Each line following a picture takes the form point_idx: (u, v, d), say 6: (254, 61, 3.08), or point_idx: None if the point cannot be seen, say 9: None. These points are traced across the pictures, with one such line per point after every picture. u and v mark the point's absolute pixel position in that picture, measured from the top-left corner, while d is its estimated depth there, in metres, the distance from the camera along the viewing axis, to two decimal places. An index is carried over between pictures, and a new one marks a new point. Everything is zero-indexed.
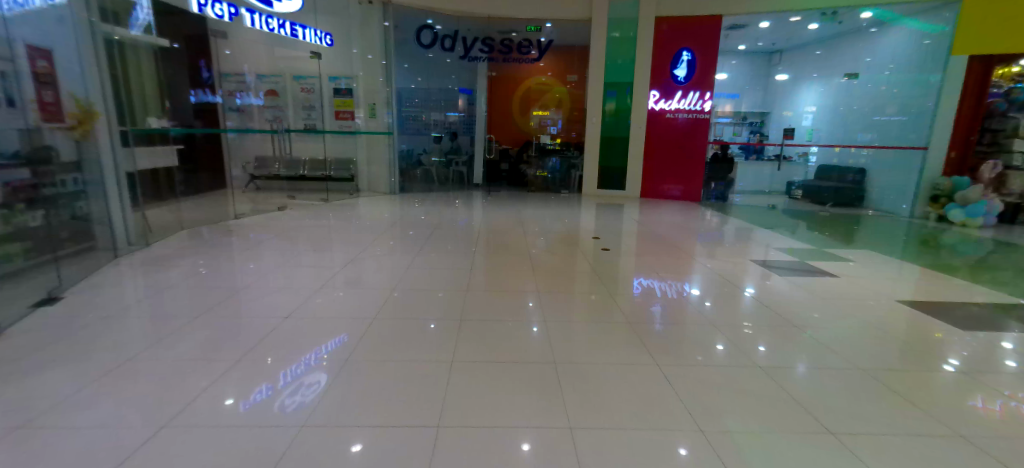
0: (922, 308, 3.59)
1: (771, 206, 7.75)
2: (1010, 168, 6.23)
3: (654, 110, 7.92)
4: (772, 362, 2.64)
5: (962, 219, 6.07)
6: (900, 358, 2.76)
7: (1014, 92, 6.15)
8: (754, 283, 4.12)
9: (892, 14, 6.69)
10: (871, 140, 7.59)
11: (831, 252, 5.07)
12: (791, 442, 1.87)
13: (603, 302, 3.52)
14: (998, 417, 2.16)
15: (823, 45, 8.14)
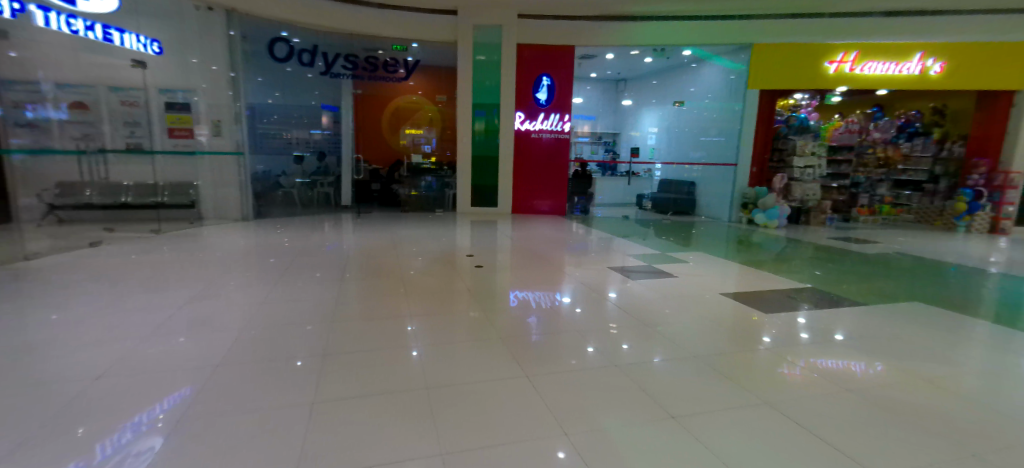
0: (740, 298, 4.31)
1: (625, 216, 8.72)
2: (794, 180, 7.82)
3: (520, 130, 8.36)
4: (633, 359, 2.92)
5: (764, 221, 7.52)
6: (727, 343, 3.27)
7: (792, 119, 7.80)
8: (616, 288, 4.56)
9: (706, 53, 8.00)
10: (700, 158, 8.86)
11: (673, 255, 5.85)
12: (643, 432, 2.07)
13: (482, 319, 3.57)
14: (792, 382, 2.66)
15: (657, 76, 9.42)
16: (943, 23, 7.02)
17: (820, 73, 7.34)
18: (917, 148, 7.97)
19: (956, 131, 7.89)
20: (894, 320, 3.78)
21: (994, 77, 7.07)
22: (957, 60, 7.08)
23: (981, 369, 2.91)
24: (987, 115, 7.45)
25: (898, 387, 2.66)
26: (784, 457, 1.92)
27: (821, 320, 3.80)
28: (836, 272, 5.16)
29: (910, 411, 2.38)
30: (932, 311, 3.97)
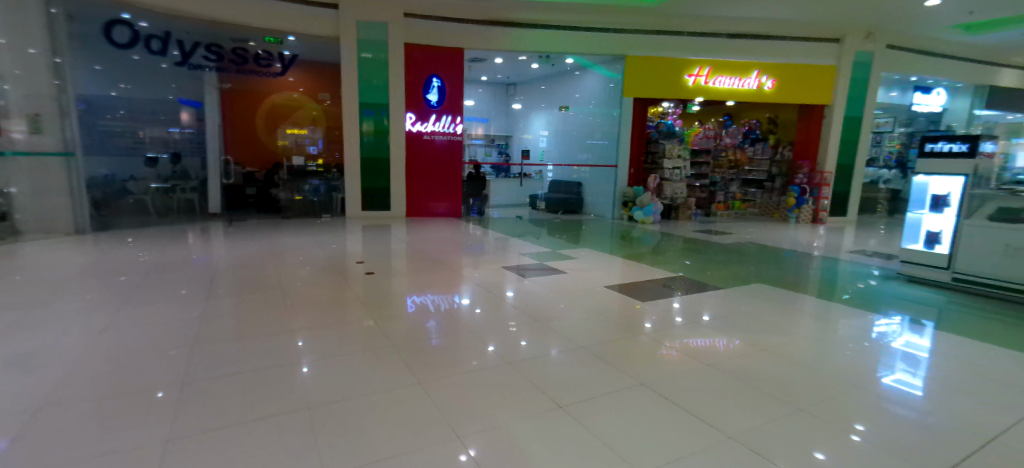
0: (623, 289, 4.67)
1: (519, 216, 8.98)
2: (665, 180, 8.65)
3: (412, 131, 8.18)
4: (531, 354, 3.02)
5: (642, 218, 8.29)
6: (611, 331, 3.53)
7: (661, 125, 8.72)
8: (514, 286, 4.67)
9: (587, 62, 8.57)
10: (586, 160, 9.47)
11: (563, 252, 6.17)
12: (535, 424, 2.15)
13: (377, 328, 3.41)
14: (667, 362, 2.96)
15: (547, 81, 9.91)
16: (772, 46, 8.29)
17: (681, 84, 8.24)
18: (758, 152, 9.34)
19: (785, 138, 9.34)
20: (745, 300, 4.39)
21: (810, 94, 8.47)
22: (783, 77, 8.39)
23: (808, 337, 3.50)
24: (806, 124, 8.92)
25: (748, 358, 3.09)
26: (657, 432, 2.12)
27: (690, 303, 4.28)
28: (702, 261, 5.84)
29: (755, 378, 2.77)
30: (772, 291, 4.68)
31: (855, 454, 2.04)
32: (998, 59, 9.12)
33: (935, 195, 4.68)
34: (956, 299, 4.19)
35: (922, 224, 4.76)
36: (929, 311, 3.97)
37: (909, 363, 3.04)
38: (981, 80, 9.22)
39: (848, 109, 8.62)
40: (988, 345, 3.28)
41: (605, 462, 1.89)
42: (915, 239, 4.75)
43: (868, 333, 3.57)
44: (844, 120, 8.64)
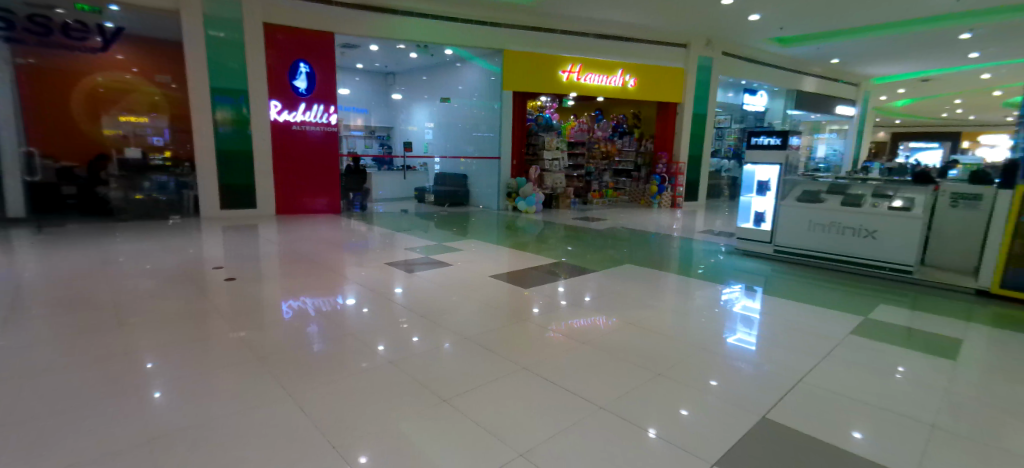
0: (509, 278, 4.81)
1: (404, 210, 8.75)
2: (546, 171, 9.11)
3: (278, 121, 7.45)
4: (419, 349, 2.98)
5: (525, 207, 8.63)
6: (497, 320, 3.61)
7: (540, 118, 9.13)
8: (402, 283, 4.52)
9: (467, 54, 8.59)
10: (472, 152, 9.35)
11: (449, 244, 6.15)
12: (419, 421, 2.13)
13: (244, 339, 3.08)
14: (553, 345, 3.12)
15: (429, 71, 9.70)
16: (632, 48, 9.11)
17: (556, 80, 8.66)
18: (626, 144, 10.26)
19: (647, 132, 10.53)
20: (617, 280, 4.80)
21: (665, 92, 9.46)
22: (643, 76, 9.27)
23: (668, 309, 3.95)
24: (663, 120, 9.91)
25: (620, 333, 3.38)
26: (537, 413, 2.23)
27: (573, 287, 4.57)
28: (582, 247, 6.25)
29: (624, 351, 3.04)
30: (640, 270, 5.18)
31: (701, 407, 2.35)
32: (803, 68, 11.08)
33: (759, 181, 5.60)
34: (777, 268, 5.04)
35: (751, 205, 5.70)
36: (758, 279, 4.73)
37: (745, 323, 3.60)
38: (790, 85, 11.10)
39: (695, 106, 9.80)
40: (799, 303, 4.02)
41: (487, 449, 1.93)
42: (747, 218, 5.70)
43: (714, 301, 4.14)
44: (692, 116, 9.81)
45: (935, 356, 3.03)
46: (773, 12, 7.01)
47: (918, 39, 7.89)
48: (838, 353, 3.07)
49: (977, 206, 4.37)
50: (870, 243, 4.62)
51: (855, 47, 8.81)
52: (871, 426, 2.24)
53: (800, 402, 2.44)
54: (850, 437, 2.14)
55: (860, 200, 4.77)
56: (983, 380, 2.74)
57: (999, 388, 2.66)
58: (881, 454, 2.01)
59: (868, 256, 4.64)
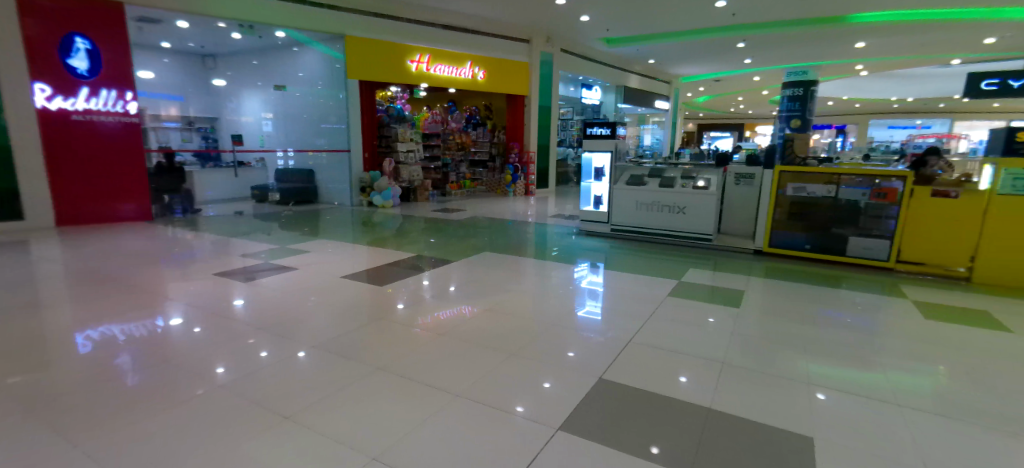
0: (367, 276, 4.59)
1: (238, 212, 7.75)
2: (401, 163, 8.87)
3: (50, 110, 5.94)
4: (260, 365, 2.67)
5: (381, 202, 8.28)
6: (353, 321, 3.43)
7: (391, 109, 8.86)
8: (243, 294, 4.01)
9: (304, 38, 7.85)
10: (323, 145, 8.65)
11: (293, 247, 5.61)
12: (259, 446, 1.92)
13: (16, 385, 2.43)
14: (417, 340, 3.08)
15: (260, 56, 8.59)
16: (479, 41, 9.33)
17: (404, 69, 8.44)
18: (479, 136, 10.43)
19: (499, 123, 10.96)
20: (477, 268, 4.91)
21: (513, 85, 9.89)
22: (491, 69, 9.56)
23: (526, 291, 4.19)
24: (512, 112, 10.40)
25: (484, 320, 3.47)
26: (392, 412, 2.18)
27: (437, 278, 4.56)
28: (444, 238, 6.25)
29: (486, 336, 3.15)
30: (497, 257, 5.37)
31: (555, 378, 2.56)
32: (627, 66, 12.54)
33: (596, 168, 6.14)
34: (614, 244, 5.67)
35: (591, 189, 6.22)
36: (599, 255, 5.27)
37: (590, 297, 3.99)
38: (617, 81, 12.44)
39: (541, 99, 10.43)
40: (632, 274, 4.59)
41: (338, 461, 1.83)
42: (588, 202, 6.23)
43: (565, 279, 4.52)
44: (539, 109, 10.43)
45: (729, 306, 3.74)
46: (599, 14, 7.78)
47: (710, 45, 9.49)
48: (659, 312, 3.61)
49: (751, 183, 5.51)
50: (682, 218, 5.47)
51: (666, 50, 10.25)
52: (687, 371, 2.67)
53: (634, 359, 2.81)
54: (673, 383, 2.53)
55: (673, 182, 5.60)
56: (760, 320, 3.47)
57: (771, 325, 3.40)
58: (694, 393, 2.43)
59: (681, 229, 5.49)
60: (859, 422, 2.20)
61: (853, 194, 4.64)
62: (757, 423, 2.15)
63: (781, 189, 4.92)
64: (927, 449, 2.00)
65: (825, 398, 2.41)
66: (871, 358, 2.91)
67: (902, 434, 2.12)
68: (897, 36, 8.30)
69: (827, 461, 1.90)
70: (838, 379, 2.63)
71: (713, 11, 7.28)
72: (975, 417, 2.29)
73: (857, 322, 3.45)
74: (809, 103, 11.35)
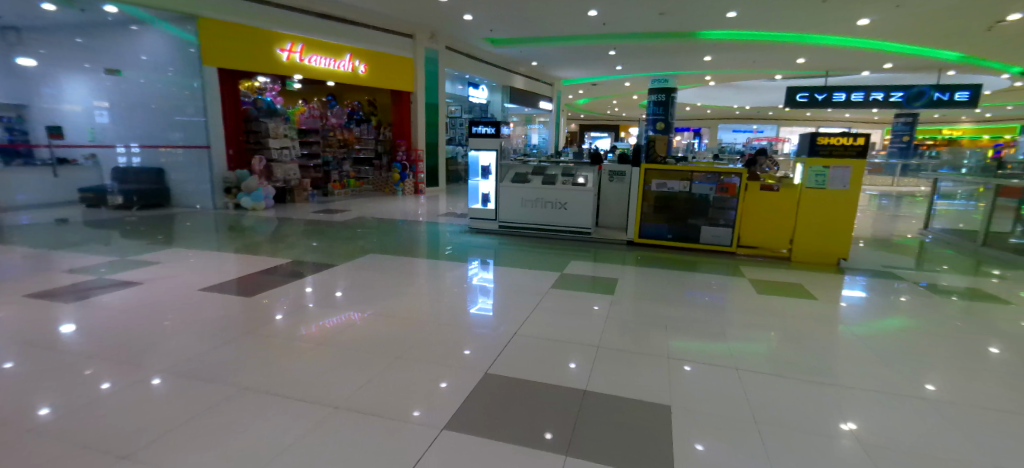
0: (235, 287, 4.13)
1: (60, 219, 6.46)
2: (274, 161, 8.14)
3: None
4: (92, 400, 2.26)
5: (251, 204, 7.48)
6: (220, 338, 3.06)
7: (259, 102, 7.95)
8: (72, 317, 3.35)
9: (142, 15, 6.79)
10: (179, 140, 7.59)
11: (138, 258, 4.83)
12: None
13: None
14: (294, 352, 2.85)
15: (86, 33, 7.20)
16: (358, 32, 8.90)
17: (273, 59, 7.74)
18: (364, 132, 9.98)
19: (385, 119, 10.59)
20: (365, 271, 4.68)
21: (397, 81, 9.60)
22: (372, 63, 9.19)
23: (416, 291, 4.11)
24: (398, 108, 10.12)
25: (375, 325, 3.33)
26: (260, 435, 2.00)
27: (321, 283, 4.27)
28: (327, 241, 5.87)
29: (378, 342, 3.03)
30: (386, 258, 5.18)
31: (443, 377, 2.56)
32: (512, 68, 12.90)
33: (483, 166, 6.24)
34: (503, 241, 5.81)
35: (479, 187, 6.29)
36: (488, 252, 5.36)
37: (482, 294, 4.04)
38: (503, 81, 12.73)
39: (427, 96, 10.28)
40: (521, 268, 4.75)
41: None
42: (476, 200, 6.30)
43: (458, 277, 4.52)
44: (425, 106, 10.27)
45: (605, 293, 4.08)
46: (482, 14, 7.88)
47: (585, 51, 10.16)
48: (543, 304, 3.79)
49: (622, 179, 6.05)
50: (563, 213, 5.80)
51: (547, 53, 10.73)
52: (570, 358, 2.83)
53: (526, 351, 2.92)
54: (563, 370, 2.68)
55: (555, 179, 5.90)
56: (633, 305, 3.82)
57: (644, 308, 3.77)
58: (577, 377, 2.59)
59: (563, 223, 5.83)
60: (712, 389, 2.52)
61: (703, 189, 5.30)
62: (632, 398, 2.38)
63: (647, 184, 5.45)
64: (763, 402, 2.39)
65: (690, 369, 2.75)
66: (722, 330, 3.37)
67: (744, 392, 2.49)
68: (735, 53, 9.67)
69: (689, 424, 2.17)
70: (697, 351, 3.01)
71: (586, 19, 7.80)
72: (797, 371, 2.78)
73: (709, 300, 3.96)
74: (671, 108, 12.86)
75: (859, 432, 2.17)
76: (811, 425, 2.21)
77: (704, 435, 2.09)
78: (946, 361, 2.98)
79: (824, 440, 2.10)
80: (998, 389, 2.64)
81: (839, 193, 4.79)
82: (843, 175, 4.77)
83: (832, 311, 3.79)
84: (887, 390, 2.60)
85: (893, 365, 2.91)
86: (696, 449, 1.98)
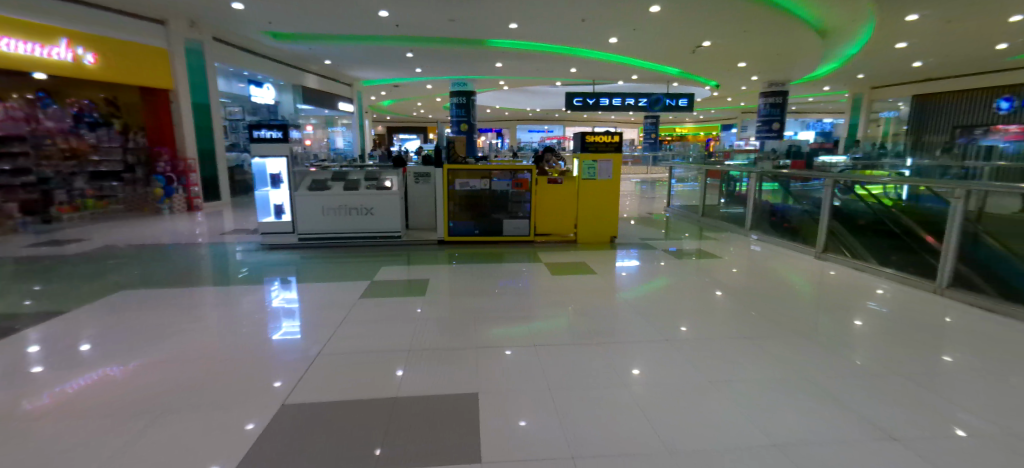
0: None
1: None
2: None
3: None
4: None
5: None
6: None
7: None
8: None
9: None
10: None
11: None
12: None
13: None
14: (9, 438, 2.10)
15: None
16: (78, 12, 6.95)
17: None
18: (103, 139, 8.08)
19: (134, 123, 8.64)
20: (122, 312, 3.73)
21: (146, 76, 7.87)
22: (103, 52, 7.32)
23: (196, 325, 3.44)
24: (152, 108, 8.47)
25: (140, 377, 2.66)
26: None
27: (53, 337, 3.25)
28: (57, 281, 4.50)
29: (150, 396, 2.45)
30: (153, 292, 4.21)
31: (245, 420, 2.21)
32: (303, 66, 11.84)
33: (271, 174, 5.57)
34: (305, 254, 5.31)
35: (269, 199, 5.61)
36: (289, 269, 4.83)
37: (286, 317, 3.59)
38: (293, 80, 11.58)
39: (193, 95, 8.73)
40: (329, 282, 4.41)
41: None
42: (267, 212, 5.63)
43: (253, 302, 3.95)
44: (192, 106, 8.70)
45: (417, 294, 4.09)
46: (256, 5, 6.97)
47: (380, 52, 9.96)
48: (350, 316, 3.58)
49: (428, 180, 6.13)
50: (370, 219, 5.60)
51: (341, 52, 10.13)
52: (387, 367, 2.75)
53: (345, 370, 2.72)
54: (388, 380, 2.60)
55: (357, 184, 5.64)
56: (448, 303, 3.91)
57: (461, 304, 3.89)
58: (397, 385, 2.54)
59: (371, 229, 5.63)
60: (522, 369, 2.74)
61: (502, 185, 5.73)
62: (459, 394, 2.44)
63: (450, 184, 5.63)
64: (571, 369, 2.72)
65: (510, 353, 2.95)
66: (527, 313, 3.70)
67: (555, 363, 2.80)
68: (522, 61, 10.68)
69: (513, 404, 2.34)
70: (513, 335, 3.24)
71: (377, 20, 7.59)
72: (592, 337, 3.24)
73: (515, 288, 4.30)
74: (472, 110, 13.83)
75: (642, 376, 2.66)
76: (609, 380, 2.61)
77: (528, 411, 2.28)
78: (687, 308, 3.84)
79: (616, 390, 2.50)
80: (721, 322, 3.54)
81: (607, 183, 5.75)
82: (606, 167, 5.72)
83: (611, 281, 4.53)
84: (653, 338, 3.23)
85: (657, 318, 3.62)
86: (520, 426, 2.16)
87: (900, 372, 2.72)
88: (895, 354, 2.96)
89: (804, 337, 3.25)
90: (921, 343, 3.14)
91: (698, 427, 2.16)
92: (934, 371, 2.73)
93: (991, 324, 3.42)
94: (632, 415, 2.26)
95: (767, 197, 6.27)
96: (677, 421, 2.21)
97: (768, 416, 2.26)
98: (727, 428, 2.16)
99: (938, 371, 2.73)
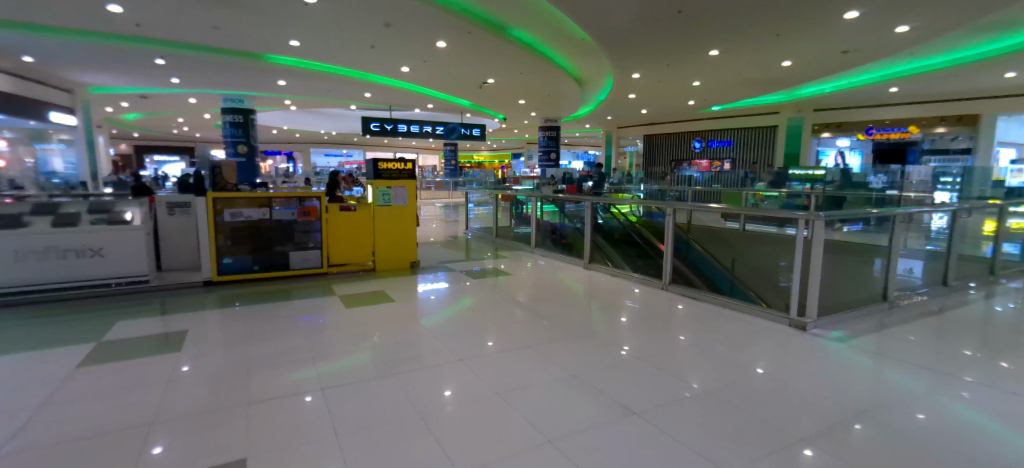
0: None
1: None
2: None
3: None
4: None
5: None
6: None
7: None
8: None
9: None
10: None
11: None
12: None
13: None
14: None
15: None
16: None
17: None
18: None
19: None
20: None
21: None
22: None
23: None
24: None
25: None
26: None
27: None
28: None
29: None
30: None
31: None
32: None
33: None
34: None
35: None
36: None
37: None
38: None
39: None
40: (34, 351, 3.27)
41: None
42: None
43: None
44: None
45: (173, 350, 3.33)
46: None
47: (118, 54, 8.05)
48: (64, 392, 2.71)
49: (188, 211, 5.16)
50: (100, 262, 4.42)
51: (53, 48, 7.82)
52: (135, 447, 2.18)
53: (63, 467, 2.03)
54: (136, 464, 2.05)
55: (75, 219, 4.39)
56: (222, 354, 3.30)
57: (239, 353, 3.33)
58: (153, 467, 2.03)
59: (100, 275, 4.43)
60: (320, 416, 2.48)
61: (285, 214, 5.16)
62: (246, 459, 2.09)
63: (219, 214, 4.82)
64: (375, 405, 2.61)
65: (310, 400, 2.65)
66: (322, 352, 3.38)
67: (360, 402, 2.63)
68: (310, 81, 10.02)
69: (315, 457, 2.11)
70: (310, 379, 2.93)
71: (105, 14, 6.09)
72: (396, 366, 3.15)
73: (309, 326, 3.91)
74: (251, 130, 12.37)
75: (451, 396, 2.71)
76: (419, 407, 2.59)
77: (329, 461, 2.09)
78: (483, 324, 4.06)
79: (425, 416, 2.49)
80: (515, 333, 3.85)
81: (402, 209, 5.77)
82: (401, 193, 5.75)
83: (412, 307, 4.49)
84: (456, 357, 3.32)
85: (463, 337, 3.73)
86: None
87: (648, 355, 3.40)
88: (644, 341, 3.68)
89: (581, 337, 3.79)
90: (660, 329, 3.98)
91: (503, 435, 2.32)
92: (672, 350, 3.50)
93: (701, 308, 4.57)
94: (443, 439, 2.28)
95: (549, 218, 7.16)
96: (484, 435, 2.32)
97: (559, 412, 2.56)
98: (527, 431, 2.37)
99: (673, 350, 3.52)
